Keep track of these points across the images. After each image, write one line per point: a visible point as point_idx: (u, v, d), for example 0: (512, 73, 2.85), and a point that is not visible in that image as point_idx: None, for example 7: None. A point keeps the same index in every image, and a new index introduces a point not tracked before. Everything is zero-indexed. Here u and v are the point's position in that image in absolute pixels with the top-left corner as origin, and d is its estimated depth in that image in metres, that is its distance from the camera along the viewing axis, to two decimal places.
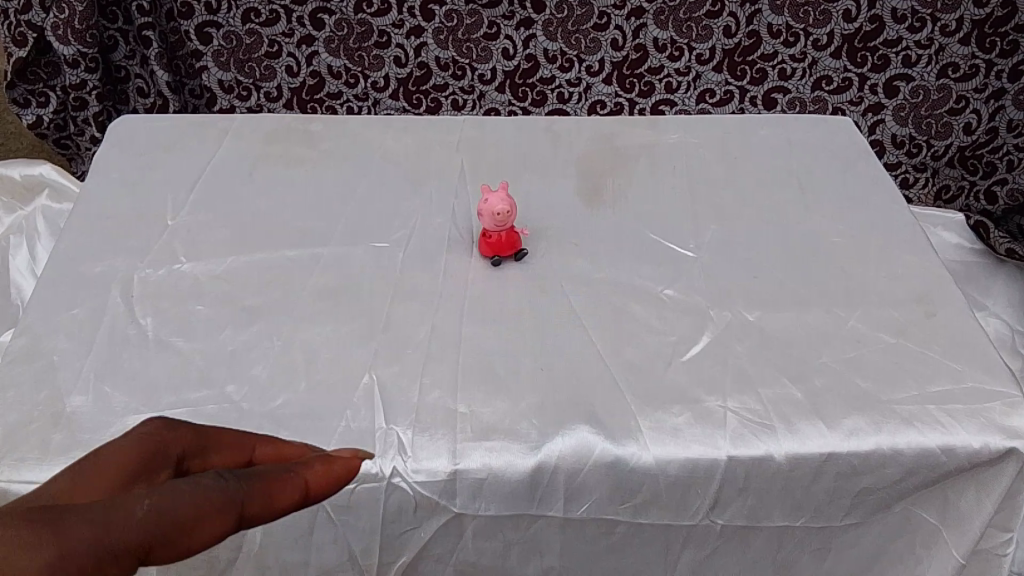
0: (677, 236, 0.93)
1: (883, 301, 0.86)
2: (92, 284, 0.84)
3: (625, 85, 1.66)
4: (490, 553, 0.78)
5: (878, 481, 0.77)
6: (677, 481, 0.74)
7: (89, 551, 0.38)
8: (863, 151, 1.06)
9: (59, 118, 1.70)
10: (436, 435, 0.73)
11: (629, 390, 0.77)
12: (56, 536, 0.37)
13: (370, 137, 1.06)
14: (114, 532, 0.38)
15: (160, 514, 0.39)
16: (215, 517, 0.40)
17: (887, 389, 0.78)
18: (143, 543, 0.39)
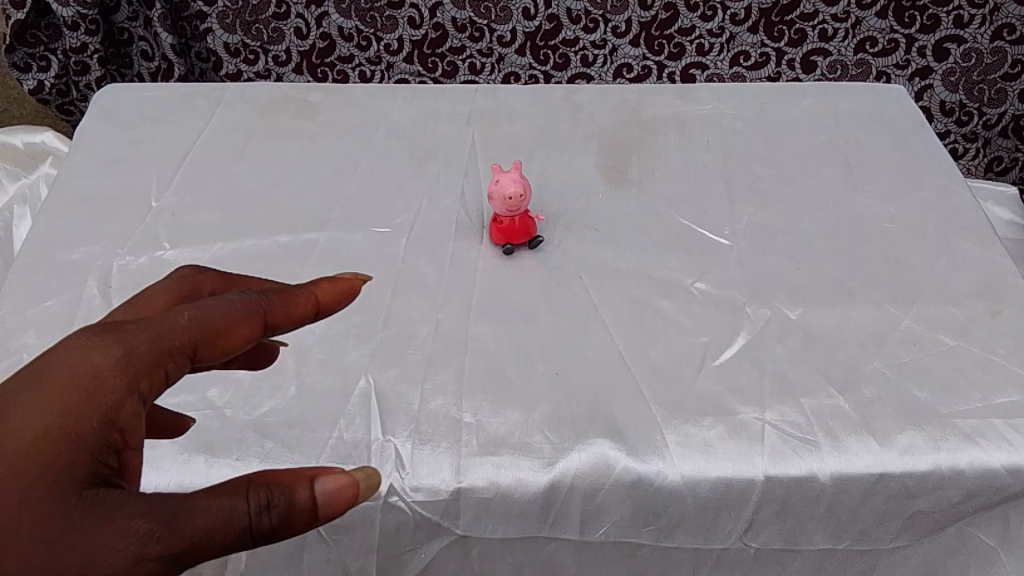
0: (709, 221, 0.84)
1: (943, 296, 0.76)
2: (67, 273, 0.76)
3: (653, 47, 1.53)
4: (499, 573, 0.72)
5: (934, 503, 0.68)
6: (707, 503, 0.66)
7: (145, 351, 0.42)
8: (918, 123, 0.96)
9: (61, 83, 1.56)
10: (438, 448, 0.66)
11: (655, 399, 0.69)
12: (116, 341, 0.42)
13: (375, 108, 0.97)
14: (169, 333, 0.43)
15: (195, 320, 0.43)
16: (247, 320, 0.45)
17: (947, 400, 0.69)
18: (186, 344, 0.43)
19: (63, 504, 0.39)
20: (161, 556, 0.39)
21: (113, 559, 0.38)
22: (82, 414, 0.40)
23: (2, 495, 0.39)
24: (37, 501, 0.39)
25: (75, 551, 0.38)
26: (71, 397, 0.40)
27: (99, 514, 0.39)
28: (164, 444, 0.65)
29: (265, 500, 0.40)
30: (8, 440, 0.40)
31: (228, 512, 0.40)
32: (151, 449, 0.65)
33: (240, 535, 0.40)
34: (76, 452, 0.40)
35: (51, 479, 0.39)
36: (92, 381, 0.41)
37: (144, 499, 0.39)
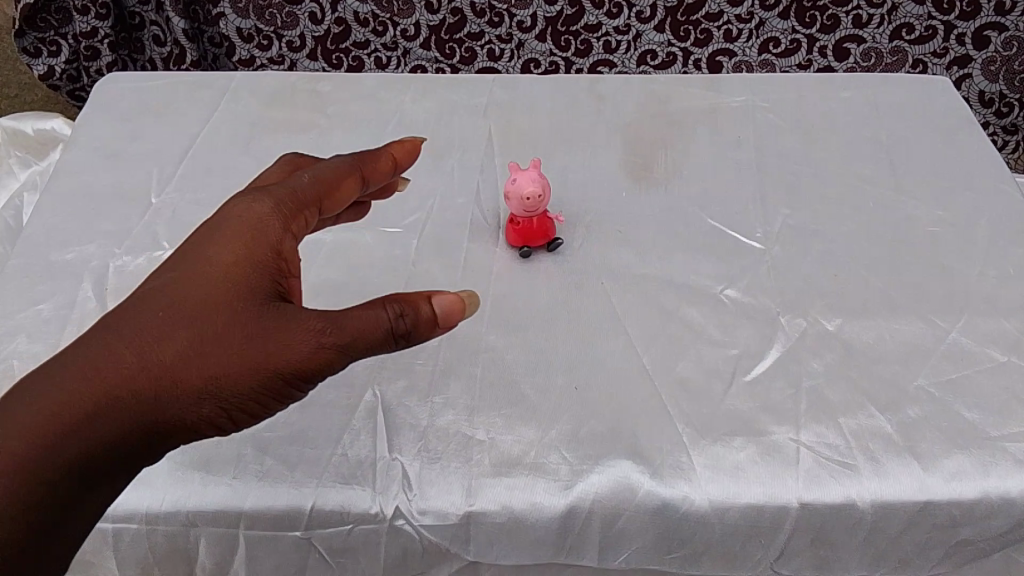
0: (739, 222, 0.79)
1: (992, 307, 0.71)
2: (61, 273, 0.73)
3: (680, 33, 1.45)
4: None
5: (982, 533, 0.63)
6: (736, 530, 0.61)
7: (285, 203, 0.56)
8: (964, 118, 0.90)
9: (72, 68, 1.51)
10: (448, 468, 0.61)
11: (681, 416, 0.64)
12: (261, 201, 0.55)
13: (387, 99, 0.92)
14: (299, 190, 0.57)
15: (315, 184, 0.58)
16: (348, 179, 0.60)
17: (998, 422, 0.64)
18: (316, 197, 0.58)
19: (247, 323, 0.50)
20: (328, 352, 0.50)
21: (294, 358, 0.49)
22: (253, 257, 0.52)
23: (198, 318, 0.50)
24: (226, 324, 0.50)
25: (265, 356, 0.49)
26: (243, 246, 0.52)
27: (278, 326, 0.50)
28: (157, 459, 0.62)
29: (398, 308, 0.50)
30: (194, 289, 0.51)
31: (373, 319, 0.50)
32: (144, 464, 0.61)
33: (385, 336, 0.50)
34: (252, 287, 0.51)
35: (237, 308, 0.50)
36: (257, 232, 0.53)
37: (305, 313, 0.51)
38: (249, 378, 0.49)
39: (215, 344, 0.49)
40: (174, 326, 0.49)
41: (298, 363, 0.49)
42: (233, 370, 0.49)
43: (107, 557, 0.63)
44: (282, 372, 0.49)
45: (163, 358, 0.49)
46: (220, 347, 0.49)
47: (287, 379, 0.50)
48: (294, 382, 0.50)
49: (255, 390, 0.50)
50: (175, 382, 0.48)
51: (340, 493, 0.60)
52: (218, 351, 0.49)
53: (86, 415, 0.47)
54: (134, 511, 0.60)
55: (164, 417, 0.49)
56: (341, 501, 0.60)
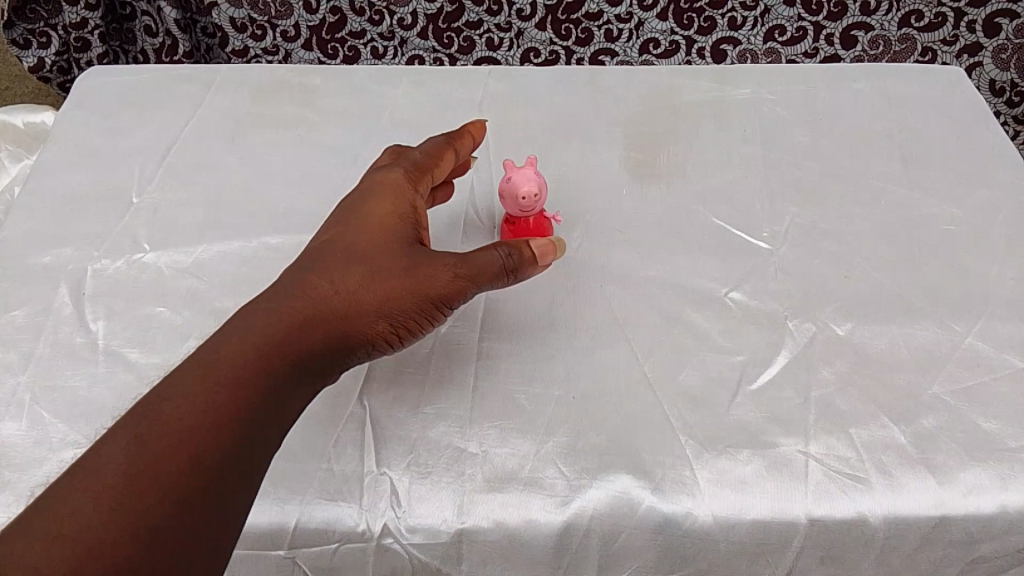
0: (745, 221, 0.76)
1: (1011, 311, 0.68)
2: (37, 278, 0.71)
3: (683, 21, 1.41)
4: None
5: (1002, 551, 0.60)
6: (742, 547, 0.58)
7: (409, 174, 0.66)
8: (979, 111, 0.86)
9: (62, 59, 1.47)
10: (439, 483, 0.59)
11: (683, 426, 0.61)
12: (392, 174, 0.66)
13: (378, 93, 0.89)
14: (417, 164, 0.68)
15: (421, 161, 0.68)
16: (447, 154, 0.69)
17: (1018, 433, 0.60)
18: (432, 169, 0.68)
19: (390, 264, 0.58)
20: (462, 282, 0.59)
21: (435, 288, 0.58)
22: (382, 217, 0.62)
23: (364, 253, 0.59)
24: (372, 266, 0.58)
25: (410, 287, 0.58)
26: (374, 210, 0.62)
27: (415, 265, 0.59)
28: None
29: (509, 249, 0.60)
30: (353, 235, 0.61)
31: (491, 258, 0.59)
32: None
33: (504, 272, 0.60)
34: (387, 238, 0.60)
35: (380, 252, 0.59)
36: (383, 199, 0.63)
37: (437, 254, 0.60)
38: (398, 305, 0.58)
39: (365, 282, 0.57)
40: (327, 274, 0.58)
41: (436, 292, 0.58)
42: (384, 300, 0.57)
43: None
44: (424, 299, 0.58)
45: (321, 298, 0.56)
46: (369, 283, 0.57)
47: (427, 306, 0.59)
48: (431, 310, 0.59)
49: (401, 318, 0.58)
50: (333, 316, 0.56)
51: (325, 511, 0.57)
52: (384, 273, 0.58)
53: (273, 351, 0.53)
54: None
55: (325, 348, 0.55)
56: (326, 518, 0.57)
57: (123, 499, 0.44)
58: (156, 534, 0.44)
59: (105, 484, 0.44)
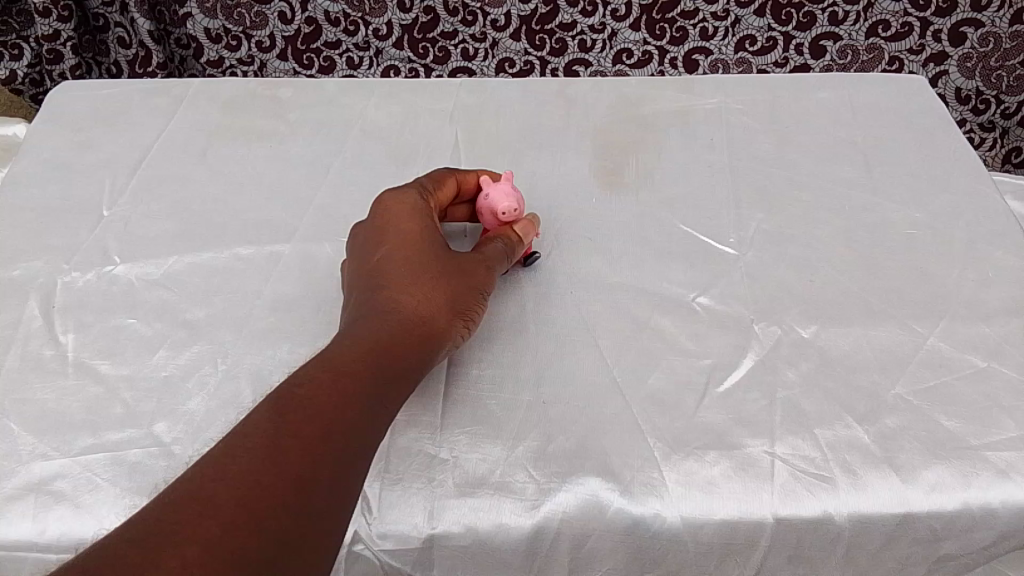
0: (713, 227, 0.77)
1: (971, 313, 0.69)
2: (6, 291, 0.70)
3: (655, 31, 1.43)
4: None
5: (966, 547, 0.61)
6: (712, 547, 0.59)
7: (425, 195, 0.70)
8: (940, 118, 0.88)
9: (34, 72, 1.48)
10: (410, 489, 0.59)
11: (652, 430, 0.62)
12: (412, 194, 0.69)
13: (351, 105, 0.90)
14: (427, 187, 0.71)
15: (426, 185, 0.71)
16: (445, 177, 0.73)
17: (977, 431, 0.62)
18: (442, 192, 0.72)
19: (441, 273, 0.62)
20: (490, 276, 0.66)
21: (477, 286, 0.64)
22: (421, 233, 0.65)
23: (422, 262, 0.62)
24: (427, 277, 0.61)
25: (463, 289, 0.63)
26: (410, 226, 0.65)
27: (459, 270, 0.63)
28: (104, 487, 0.58)
29: (510, 240, 0.70)
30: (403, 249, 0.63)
31: (500, 249, 0.68)
32: (88, 491, 0.58)
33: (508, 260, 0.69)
34: (431, 249, 0.64)
35: (430, 261, 0.62)
36: (410, 216, 0.65)
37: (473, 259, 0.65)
38: (457, 306, 0.62)
39: (426, 291, 0.60)
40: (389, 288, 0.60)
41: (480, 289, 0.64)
42: (447, 304, 0.61)
43: None
44: (475, 298, 0.63)
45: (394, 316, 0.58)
46: (429, 292, 0.61)
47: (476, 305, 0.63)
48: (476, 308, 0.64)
49: (463, 320, 0.62)
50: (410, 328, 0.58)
51: None
52: (441, 278, 0.62)
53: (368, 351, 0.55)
54: (76, 542, 0.56)
55: (414, 360, 0.57)
56: None
57: (265, 503, 0.43)
58: (309, 528, 0.44)
59: (237, 495, 0.43)
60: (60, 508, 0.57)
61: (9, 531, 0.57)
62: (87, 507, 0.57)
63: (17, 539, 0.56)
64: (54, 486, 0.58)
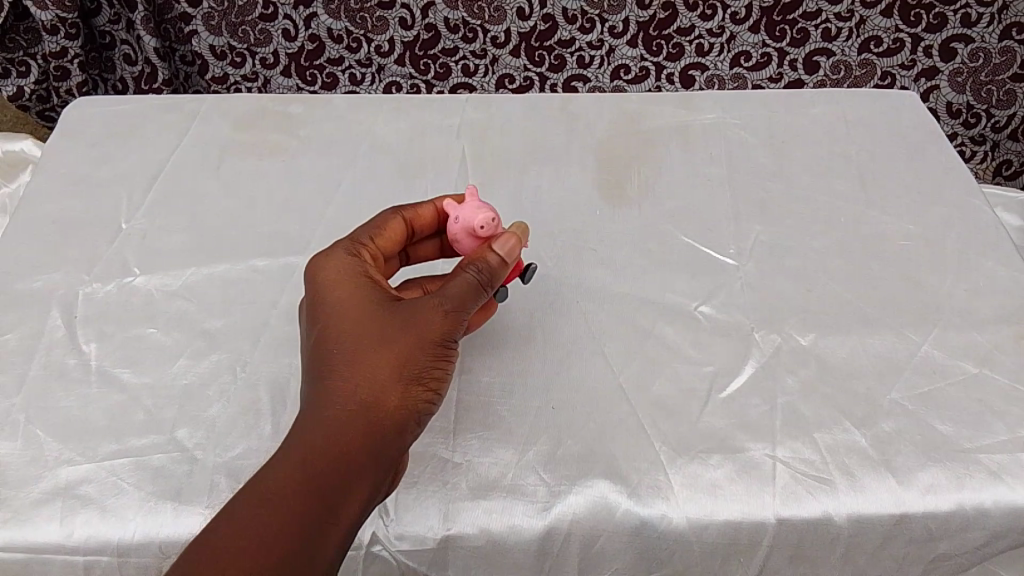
0: (713, 239, 0.80)
1: (963, 321, 0.72)
2: (29, 302, 0.72)
3: (652, 47, 1.46)
4: None
5: (961, 547, 0.63)
6: (716, 548, 0.61)
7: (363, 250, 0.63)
8: (931, 133, 0.91)
9: (41, 88, 1.49)
10: (425, 492, 0.61)
11: (658, 435, 0.64)
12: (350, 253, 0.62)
13: (360, 121, 0.92)
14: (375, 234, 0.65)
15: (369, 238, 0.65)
16: (394, 221, 0.67)
17: (970, 434, 0.64)
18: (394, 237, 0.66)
19: (387, 336, 0.56)
20: (452, 318, 0.57)
21: (435, 336, 0.56)
22: (362, 295, 0.59)
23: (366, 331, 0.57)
24: (371, 344, 0.56)
25: (418, 346, 0.56)
26: (345, 292, 0.59)
27: (409, 327, 0.56)
28: (129, 492, 0.60)
29: (474, 264, 0.58)
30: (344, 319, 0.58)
31: (462, 282, 0.57)
32: (115, 495, 0.60)
33: (481, 286, 0.58)
34: (374, 309, 0.58)
35: (374, 325, 0.57)
36: (346, 278, 0.60)
37: (423, 305, 0.57)
38: (413, 366, 0.55)
39: (369, 362, 0.55)
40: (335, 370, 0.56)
41: (441, 337, 0.56)
42: (396, 370, 0.55)
43: None
44: (439, 348, 0.56)
45: (340, 398, 0.54)
46: (373, 361, 0.55)
47: (445, 357, 0.57)
48: (449, 356, 0.57)
49: (426, 378, 0.56)
50: (356, 409, 0.54)
51: None
52: (384, 345, 0.56)
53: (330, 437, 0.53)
54: (105, 542, 0.59)
55: (368, 440, 0.53)
56: None
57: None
58: None
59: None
60: (88, 511, 0.60)
61: (39, 533, 0.59)
62: (113, 511, 0.60)
63: (47, 542, 0.59)
64: (81, 490, 0.61)
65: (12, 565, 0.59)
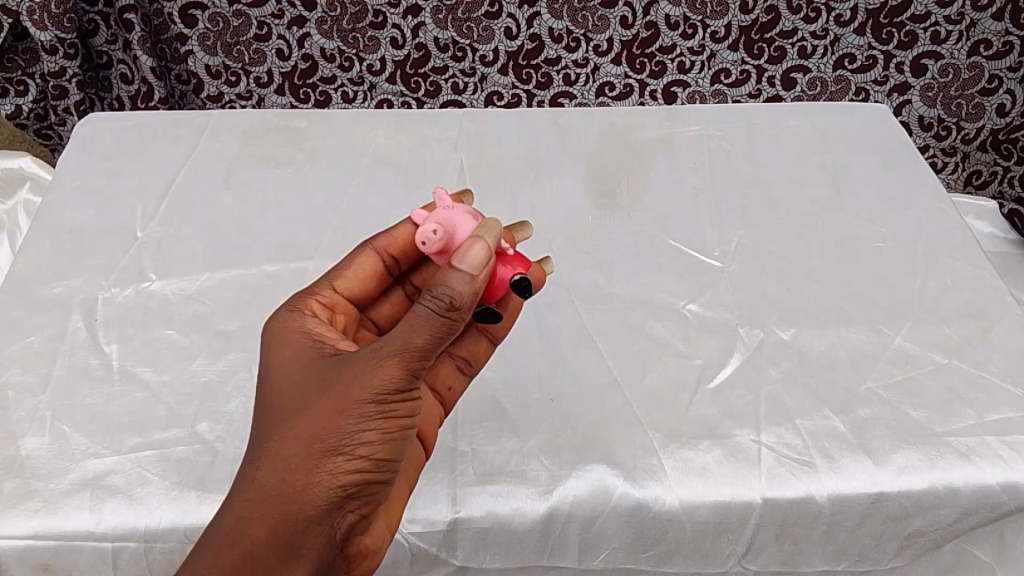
0: (699, 242, 0.85)
1: (933, 316, 0.77)
2: (52, 306, 0.76)
3: (635, 65, 1.52)
4: None
5: (933, 523, 0.68)
6: (707, 527, 0.66)
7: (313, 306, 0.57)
8: (900, 143, 0.97)
9: (39, 107, 1.51)
10: (434, 479, 0.65)
11: (651, 423, 0.68)
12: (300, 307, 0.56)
13: (362, 134, 0.97)
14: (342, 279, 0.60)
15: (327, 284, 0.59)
16: (365, 256, 0.61)
17: (941, 419, 0.69)
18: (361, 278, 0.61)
19: (315, 397, 0.48)
20: (391, 366, 0.46)
21: (364, 397, 0.46)
22: (303, 348, 0.52)
23: (304, 391, 0.49)
24: (298, 407, 0.49)
25: (342, 410, 0.47)
26: (290, 348, 0.52)
27: (343, 383, 0.47)
28: (154, 481, 0.64)
29: (429, 289, 0.46)
30: (287, 382, 0.51)
31: (416, 320, 0.46)
32: (140, 485, 0.64)
33: (440, 320, 0.45)
34: (314, 364, 0.51)
35: (306, 384, 0.50)
36: (291, 333, 0.53)
37: (363, 355, 0.47)
38: (337, 433, 0.47)
39: (291, 430, 0.48)
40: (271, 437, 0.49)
41: (373, 398, 0.46)
42: (319, 439, 0.47)
43: None
44: (377, 408, 0.46)
45: (257, 471, 0.48)
46: (294, 427, 0.48)
47: (384, 420, 0.47)
48: (394, 418, 0.47)
49: (358, 447, 0.47)
50: (271, 485, 0.47)
51: None
52: (319, 407, 0.48)
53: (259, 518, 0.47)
54: (133, 529, 0.62)
55: (284, 520, 0.47)
56: None
57: None
58: None
59: None
60: (115, 501, 0.63)
61: (68, 522, 0.62)
62: (140, 500, 0.63)
63: (77, 530, 0.62)
64: (108, 481, 0.64)
65: (42, 552, 0.62)
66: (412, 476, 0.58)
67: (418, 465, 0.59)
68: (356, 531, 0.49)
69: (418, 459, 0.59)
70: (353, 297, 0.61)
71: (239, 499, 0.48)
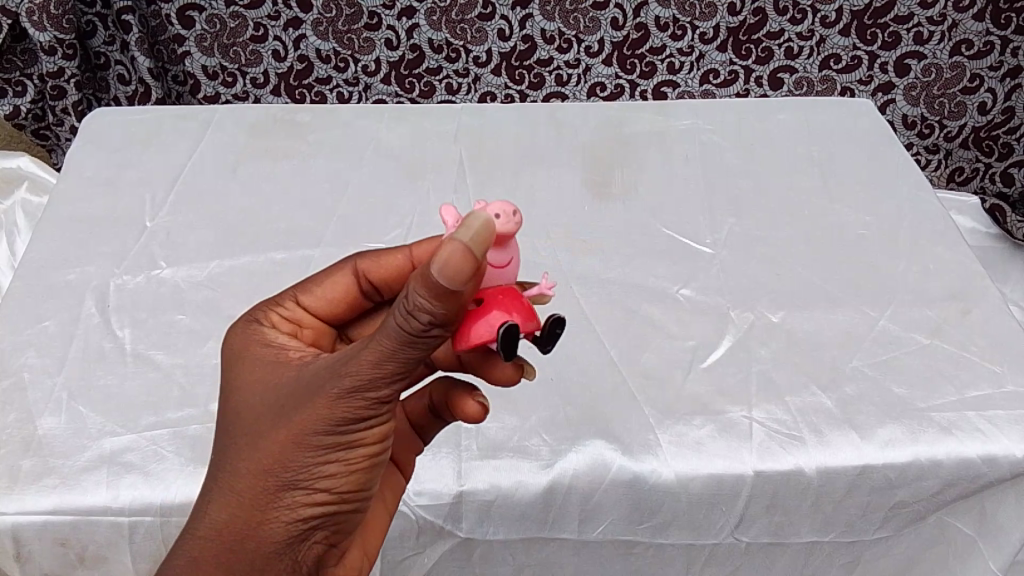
0: (691, 230, 0.88)
1: (915, 298, 0.80)
2: (66, 292, 0.78)
3: (626, 66, 1.55)
4: (499, 561, 0.75)
5: (916, 494, 0.71)
6: (701, 498, 0.69)
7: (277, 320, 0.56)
8: (885, 136, 1.01)
9: (37, 107, 1.51)
10: (439, 454, 0.68)
11: (648, 402, 0.71)
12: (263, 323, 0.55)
13: (364, 128, 1.00)
14: (312, 298, 0.58)
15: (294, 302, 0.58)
16: (342, 272, 0.59)
17: (924, 396, 0.72)
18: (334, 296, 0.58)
19: (272, 425, 0.48)
20: (358, 393, 0.45)
21: (321, 428, 0.46)
22: (260, 365, 0.52)
23: (271, 408, 0.49)
24: (257, 431, 0.49)
25: (301, 443, 0.47)
26: (253, 367, 0.52)
27: (309, 406, 0.47)
28: (169, 458, 0.66)
29: (403, 303, 0.43)
30: (253, 399, 0.50)
31: (385, 338, 0.44)
32: (155, 461, 0.66)
33: (416, 338, 0.43)
34: (273, 384, 0.50)
35: (267, 403, 0.49)
36: (254, 349, 0.53)
37: (326, 378, 0.46)
38: (293, 463, 0.47)
39: (248, 460, 0.49)
40: (239, 454, 0.49)
41: (333, 429, 0.46)
42: (276, 474, 0.48)
43: (122, 551, 0.67)
44: (346, 429, 0.47)
45: (213, 503, 0.49)
46: (249, 458, 0.49)
47: (345, 451, 0.48)
48: (357, 446, 0.48)
49: (316, 478, 0.48)
50: (234, 512, 0.49)
51: None
52: (287, 426, 0.47)
53: (230, 532, 0.49)
54: (150, 503, 0.64)
55: (244, 554, 0.49)
56: None
57: None
58: None
59: None
60: (132, 476, 0.65)
61: (86, 497, 0.64)
62: (156, 475, 0.65)
63: (95, 505, 0.64)
64: (125, 458, 0.66)
65: (62, 525, 0.64)
66: (390, 501, 0.61)
67: (396, 487, 0.62)
68: (323, 554, 0.51)
69: (396, 485, 0.62)
70: (328, 312, 0.58)
71: (196, 531, 0.50)
